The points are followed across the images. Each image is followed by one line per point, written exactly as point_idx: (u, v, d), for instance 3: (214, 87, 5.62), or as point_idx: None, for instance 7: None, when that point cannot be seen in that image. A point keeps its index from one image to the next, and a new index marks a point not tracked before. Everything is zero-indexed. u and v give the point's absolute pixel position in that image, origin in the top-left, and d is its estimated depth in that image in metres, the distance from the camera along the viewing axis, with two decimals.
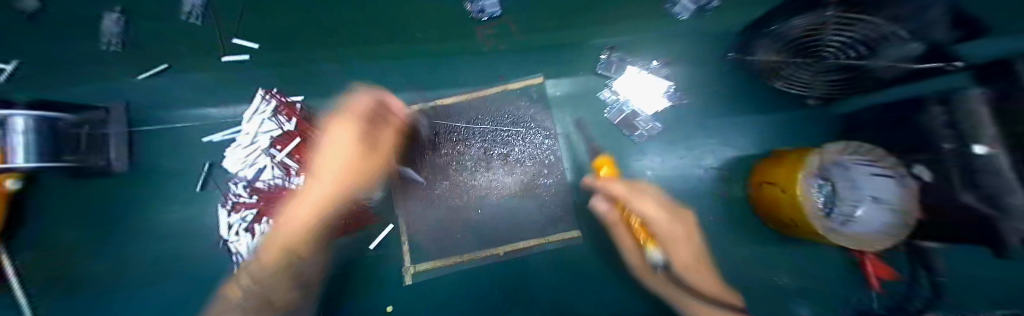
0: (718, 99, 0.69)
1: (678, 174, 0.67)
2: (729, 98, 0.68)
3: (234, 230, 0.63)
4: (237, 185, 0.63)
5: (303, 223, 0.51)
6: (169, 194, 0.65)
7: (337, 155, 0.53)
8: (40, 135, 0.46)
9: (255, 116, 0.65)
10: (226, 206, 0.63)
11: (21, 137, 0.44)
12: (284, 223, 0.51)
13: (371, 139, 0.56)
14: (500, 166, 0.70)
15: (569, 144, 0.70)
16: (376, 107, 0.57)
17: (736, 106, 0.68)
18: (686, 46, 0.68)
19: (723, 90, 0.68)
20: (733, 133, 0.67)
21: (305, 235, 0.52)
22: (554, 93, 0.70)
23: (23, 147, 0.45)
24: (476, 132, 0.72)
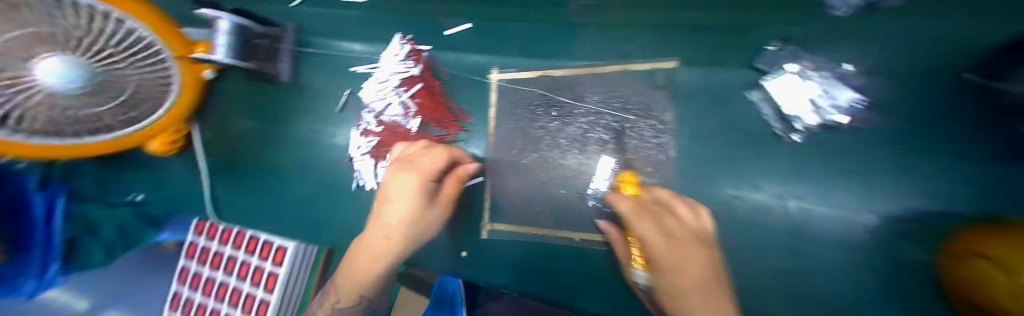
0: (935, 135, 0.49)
1: (829, 214, 0.54)
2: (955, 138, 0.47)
3: (361, 151, 0.73)
4: (367, 113, 0.73)
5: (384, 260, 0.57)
6: (314, 107, 0.80)
7: (400, 209, 0.59)
8: (234, 37, 0.63)
9: (389, 57, 0.70)
10: (358, 129, 0.74)
11: (223, 36, 0.62)
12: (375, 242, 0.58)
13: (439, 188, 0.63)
14: (597, 153, 0.64)
15: (689, 146, 0.59)
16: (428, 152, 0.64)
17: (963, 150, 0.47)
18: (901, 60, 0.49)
19: (942, 127, 0.48)
20: (938, 181, 0.49)
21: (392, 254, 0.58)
22: (686, 83, 0.60)
23: (222, 42, 0.62)
24: (580, 111, 0.66)
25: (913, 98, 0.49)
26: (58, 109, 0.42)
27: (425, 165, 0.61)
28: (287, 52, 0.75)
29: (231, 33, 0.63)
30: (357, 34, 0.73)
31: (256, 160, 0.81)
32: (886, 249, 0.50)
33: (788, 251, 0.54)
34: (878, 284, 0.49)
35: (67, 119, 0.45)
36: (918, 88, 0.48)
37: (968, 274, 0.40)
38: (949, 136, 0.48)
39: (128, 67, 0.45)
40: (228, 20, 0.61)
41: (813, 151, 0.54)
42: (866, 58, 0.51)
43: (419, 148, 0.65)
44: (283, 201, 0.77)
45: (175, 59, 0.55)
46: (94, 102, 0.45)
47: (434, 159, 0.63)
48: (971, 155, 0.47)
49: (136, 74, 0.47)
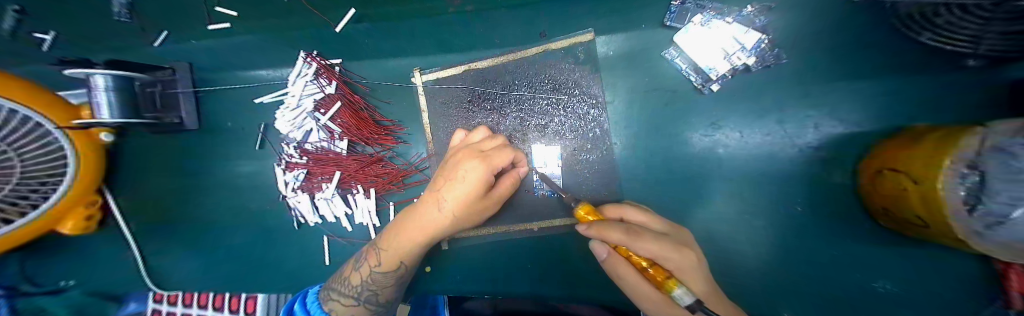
0: (830, 62, 0.51)
1: (756, 155, 0.55)
2: (843, 62, 0.50)
3: (290, 187, 0.68)
4: (289, 145, 0.67)
5: (425, 241, 0.48)
6: (234, 148, 0.73)
7: (461, 191, 0.44)
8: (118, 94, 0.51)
9: (298, 79, 0.64)
10: (282, 165, 0.68)
11: (104, 93, 0.49)
12: (414, 221, 0.47)
13: (489, 180, 0.44)
14: (536, 140, 0.62)
15: (619, 115, 0.60)
16: (500, 148, 0.48)
17: (855, 72, 0.50)
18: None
19: (832, 52, 0.50)
20: (841, 104, 0.51)
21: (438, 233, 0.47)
22: (604, 53, 0.60)
23: (105, 104, 0.50)
24: (513, 99, 0.63)
25: (805, 30, 0.51)
26: None
27: (497, 159, 0.45)
28: (186, 94, 0.66)
29: (114, 88, 0.51)
30: (261, 61, 0.67)
31: (187, 220, 0.74)
32: (802, 178, 0.54)
33: (724, 197, 0.57)
34: (793, 208, 0.54)
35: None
36: (812, 16, 0.50)
37: (874, 192, 0.42)
38: (837, 61, 0.50)
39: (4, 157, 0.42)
40: (106, 76, 0.49)
41: (735, 95, 0.55)
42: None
43: (489, 139, 0.52)
44: (231, 253, 0.74)
45: (61, 130, 0.47)
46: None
47: (508, 154, 0.46)
48: (859, 75, 0.50)
49: (10, 163, 0.43)
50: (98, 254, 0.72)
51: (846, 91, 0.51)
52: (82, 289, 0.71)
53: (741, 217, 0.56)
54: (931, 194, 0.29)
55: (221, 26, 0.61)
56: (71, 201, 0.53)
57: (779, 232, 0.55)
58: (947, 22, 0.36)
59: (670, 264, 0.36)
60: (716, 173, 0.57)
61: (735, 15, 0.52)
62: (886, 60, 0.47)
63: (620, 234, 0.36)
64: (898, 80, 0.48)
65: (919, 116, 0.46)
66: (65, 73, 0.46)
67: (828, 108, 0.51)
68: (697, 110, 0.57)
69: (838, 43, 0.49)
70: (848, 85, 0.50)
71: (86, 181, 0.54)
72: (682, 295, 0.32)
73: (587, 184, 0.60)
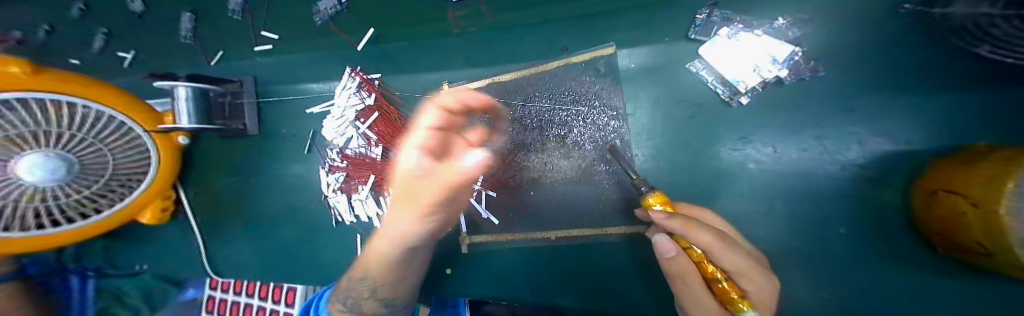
0: (874, 75, 0.48)
1: (790, 170, 0.53)
2: (888, 75, 0.48)
3: (331, 188, 0.75)
4: (331, 150, 0.74)
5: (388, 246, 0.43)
6: (285, 152, 0.82)
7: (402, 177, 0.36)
8: (195, 102, 0.61)
9: (342, 92, 0.71)
10: (325, 168, 0.75)
11: (184, 103, 0.59)
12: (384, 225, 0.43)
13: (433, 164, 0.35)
14: (556, 149, 0.64)
15: (642, 126, 0.60)
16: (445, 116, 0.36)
17: (904, 85, 0.47)
18: (827, 8, 0.49)
19: (876, 66, 0.48)
20: (889, 119, 0.48)
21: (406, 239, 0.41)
22: (626, 66, 0.61)
23: (185, 111, 0.60)
24: (534, 110, 0.66)
25: (845, 42, 0.49)
26: (46, 194, 0.48)
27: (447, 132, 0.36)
28: (249, 105, 0.77)
29: (192, 98, 0.61)
30: (312, 76, 0.76)
31: (243, 214, 0.84)
32: (844, 196, 0.51)
33: (756, 214, 0.54)
34: (835, 228, 0.51)
35: (48, 210, 0.50)
36: (848, 26, 0.48)
37: (926, 214, 0.39)
38: (880, 74, 0.48)
39: (107, 155, 0.52)
40: (188, 87, 0.59)
41: (765, 108, 0.53)
42: (795, 10, 0.50)
43: (430, 134, 0.35)
44: (277, 246, 0.82)
45: (147, 133, 0.56)
46: (70, 188, 0.50)
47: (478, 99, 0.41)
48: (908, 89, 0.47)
49: (111, 159, 0.52)
50: (170, 242, 0.83)
51: (892, 105, 0.48)
52: (154, 271, 0.82)
53: (774, 236, 0.53)
54: (992, 219, 0.27)
55: (265, 47, 0.73)
56: (155, 192, 0.64)
57: (821, 255, 0.51)
58: (997, 33, 0.33)
59: (745, 280, 0.33)
60: (745, 188, 0.55)
61: (766, 27, 0.52)
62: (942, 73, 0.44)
63: (712, 236, 0.32)
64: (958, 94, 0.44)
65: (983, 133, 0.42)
66: (154, 83, 0.56)
67: (872, 124, 0.49)
68: (725, 124, 0.55)
69: (879, 57, 0.47)
70: (894, 99, 0.48)
71: (168, 178, 0.64)
72: None
73: (607, 194, 0.61)
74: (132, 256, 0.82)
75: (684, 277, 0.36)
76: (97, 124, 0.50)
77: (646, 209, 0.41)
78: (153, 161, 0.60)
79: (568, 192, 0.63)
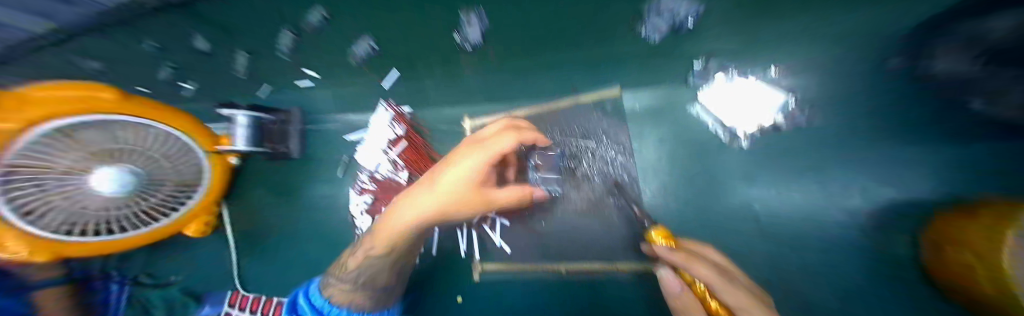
0: (884, 120, 0.49)
1: (800, 212, 0.54)
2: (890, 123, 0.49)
3: (360, 209, 0.81)
4: (362, 173, 0.83)
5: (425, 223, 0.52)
6: (320, 173, 0.91)
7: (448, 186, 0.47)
8: (250, 128, 0.73)
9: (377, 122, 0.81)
10: (354, 189, 0.83)
11: (240, 128, 0.70)
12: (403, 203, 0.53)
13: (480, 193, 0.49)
14: (566, 180, 0.68)
15: (649, 161, 0.64)
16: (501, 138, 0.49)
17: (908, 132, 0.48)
18: (817, 61, 0.54)
19: (879, 113, 0.50)
20: (896, 164, 0.49)
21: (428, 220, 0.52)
22: (632, 107, 0.66)
23: (241, 134, 0.71)
24: (547, 143, 0.71)
25: (840, 90, 0.52)
26: (111, 204, 0.57)
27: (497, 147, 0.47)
28: (295, 132, 0.88)
29: (246, 124, 0.72)
30: (353, 108, 0.87)
31: (275, 229, 0.92)
32: (861, 240, 0.50)
33: (769, 255, 0.54)
34: (857, 274, 0.49)
35: (112, 219, 0.59)
36: (840, 78, 0.52)
37: (938, 264, 0.39)
38: (882, 121, 0.50)
39: (168, 173, 0.61)
40: (244, 115, 0.71)
41: (769, 149, 0.56)
42: (788, 61, 0.55)
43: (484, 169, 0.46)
44: (303, 262, 0.88)
45: (206, 152, 0.67)
46: (131, 200, 0.58)
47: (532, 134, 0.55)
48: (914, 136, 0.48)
49: (172, 176, 0.62)
50: (210, 251, 0.91)
51: (901, 151, 0.49)
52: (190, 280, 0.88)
53: (790, 279, 0.52)
54: (1000, 274, 0.27)
55: (305, 83, 0.87)
56: (205, 207, 0.73)
57: (847, 304, 0.49)
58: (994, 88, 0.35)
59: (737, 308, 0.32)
60: (756, 228, 0.56)
61: (759, 77, 0.57)
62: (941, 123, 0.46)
63: (706, 269, 0.34)
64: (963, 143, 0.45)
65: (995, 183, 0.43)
66: (220, 112, 0.68)
67: (878, 168, 0.50)
68: (730, 164, 0.58)
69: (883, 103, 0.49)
70: (900, 145, 0.49)
71: (216, 195, 0.74)
72: None
73: (618, 229, 0.62)
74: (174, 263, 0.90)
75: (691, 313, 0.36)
76: (167, 145, 0.61)
77: (650, 241, 0.44)
78: (205, 178, 0.70)
79: (580, 222, 0.66)
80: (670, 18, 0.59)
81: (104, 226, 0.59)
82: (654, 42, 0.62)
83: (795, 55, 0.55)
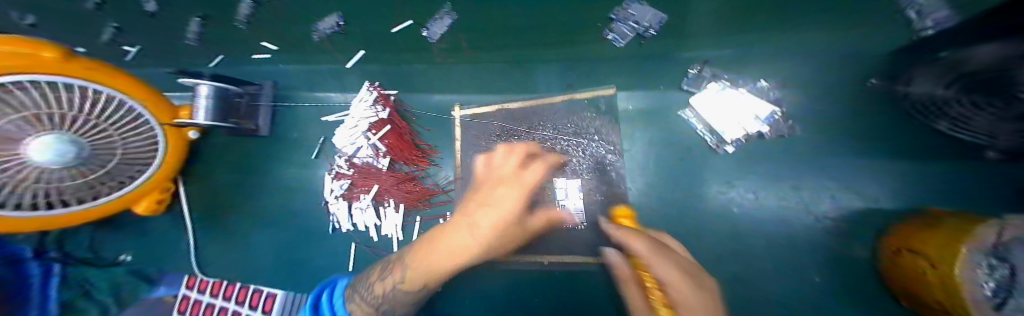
0: (838, 137, 0.55)
1: (776, 217, 0.57)
2: (848, 140, 0.55)
3: (334, 194, 0.76)
4: (339, 157, 0.77)
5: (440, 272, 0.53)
6: (292, 155, 0.83)
7: (473, 227, 0.48)
8: (214, 100, 0.63)
9: (358, 103, 0.75)
10: (330, 174, 0.77)
11: (204, 100, 0.61)
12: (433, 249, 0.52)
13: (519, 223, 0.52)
14: (558, 175, 0.68)
15: (638, 162, 0.65)
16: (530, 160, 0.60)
17: (863, 149, 0.54)
18: (796, 77, 0.57)
19: (839, 130, 0.55)
20: (858, 177, 0.54)
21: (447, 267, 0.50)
22: (625, 107, 0.66)
23: (203, 107, 0.61)
24: (540, 137, 0.70)
25: (812, 107, 0.56)
26: (52, 175, 0.47)
27: (528, 175, 0.54)
28: (264, 108, 0.80)
29: (211, 96, 0.63)
30: (334, 86, 0.80)
31: (239, 212, 0.84)
32: (827, 247, 0.53)
33: (743, 257, 0.57)
34: (819, 277, 0.53)
35: (63, 188, 0.50)
36: (814, 96, 0.57)
37: (896, 270, 0.42)
38: (842, 138, 0.55)
39: (117, 144, 0.51)
40: (209, 85, 0.61)
41: (750, 157, 0.58)
42: (774, 74, 0.58)
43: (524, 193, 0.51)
44: (268, 248, 0.81)
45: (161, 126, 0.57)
46: (83, 171, 0.50)
47: (538, 172, 0.55)
48: (865, 152, 0.54)
49: (121, 150, 0.52)
50: (161, 233, 0.81)
51: (858, 166, 0.54)
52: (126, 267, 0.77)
53: (760, 280, 0.55)
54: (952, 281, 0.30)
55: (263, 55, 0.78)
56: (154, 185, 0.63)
57: (806, 303, 0.53)
58: (959, 114, 0.41)
59: (656, 266, 0.30)
60: (737, 229, 0.58)
61: (750, 87, 0.58)
62: (891, 143, 0.52)
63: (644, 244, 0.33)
64: (905, 162, 0.51)
65: (925, 199, 0.49)
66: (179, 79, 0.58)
67: (840, 180, 0.54)
68: (714, 168, 0.60)
69: (838, 123, 0.55)
70: (859, 161, 0.54)
71: (171, 170, 0.65)
72: None
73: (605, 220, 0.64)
74: (110, 246, 0.79)
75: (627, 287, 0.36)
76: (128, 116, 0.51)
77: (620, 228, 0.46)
78: (159, 152, 0.60)
79: (571, 218, 0.65)
80: (633, 25, 0.62)
81: (52, 197, 0.50)
82: (620, 46, 0.65)
83: (779, 69, 0.58)
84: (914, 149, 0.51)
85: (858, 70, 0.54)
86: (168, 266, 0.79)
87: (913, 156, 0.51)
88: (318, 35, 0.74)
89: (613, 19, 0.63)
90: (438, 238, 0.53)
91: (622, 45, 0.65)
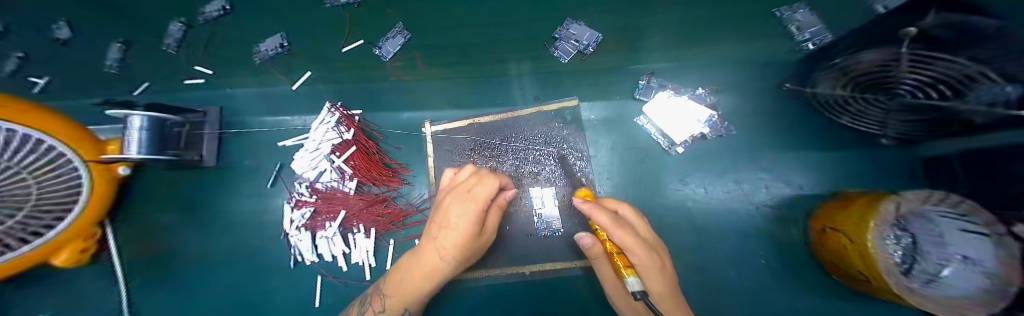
0: (764, 134, 0.64)
1: (725, 208, 0.63)
2: (772, 135, 0.64)
3: (296, 225, 0.71)
4: (300, 184, 0.73)
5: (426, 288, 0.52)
6: (252, 185, 0.79)
7: (450, 237, 0.50)
8: (150, 132, 0.57)
9: (320, 126, 0.72)
10: (290, 202, 0.73)
11: (138, 132, 0.55)
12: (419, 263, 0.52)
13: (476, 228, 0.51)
14: (529, 185, 0.70)
15: (602, 167, 0.69)
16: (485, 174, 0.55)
17: (784, 142, 0.63)
18: (727, 83, 0.65)
19: (764, 128, 0.64)
20: (783, 167, 0.62)
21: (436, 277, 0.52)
22: (588, 117, 0.71)
23: (136, 140, 0.55)
24: (511, 150, 0.73)
25: (742, 109, 0.65)
26: None
27: (482, 192, 0.50)
28: (210, 135, 0.74)
29: (147, 127, 0.57)
30: (293, 109, 0.77)
31: (194, 251, 0.76)
32: (766, 229, 0.61)
33: (705, 249, 0.62)
34: (764, 259, 0.59)
35: None
36: (743, 99, 0.65)
37: (827, 246, 0.48)
38: (768, 134, 0.64)
39: (31, 187, 0.40)
40: (143, 115, 0.55)
41: (701, 155, 0.65)
42: (709, 82, 0.66)
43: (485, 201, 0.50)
44: (223, 290, 0.73)
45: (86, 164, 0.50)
46: None
47: (489, 184, 0.51)
48: (785, 145, 0.63)
49: (35, 191, 0.41)
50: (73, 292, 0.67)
51: (781, 158, 0.63)
52: None
53: (721, 268, 0.60)
54: None
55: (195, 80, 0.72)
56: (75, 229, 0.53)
57: (759, 284, 0.58)
58: (858, 111, 0.52)
59: (633, 255, 0.43)
60: (698, 222, 0.63)
61: (690, 94, 0.65)
62: (803, 135, 0.62)
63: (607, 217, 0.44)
64: (814, 151, 0.61)
65: (831, 181, 0.59)
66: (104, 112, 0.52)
67: (771, 171, 0.62)
68: (670, 168, 0.65)
69: (763, 122, 0.64)
70: (782, 153, 0.63)
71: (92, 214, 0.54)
72: (633, 282, 0.40)
73: (580, 225, 0.67)
74: None
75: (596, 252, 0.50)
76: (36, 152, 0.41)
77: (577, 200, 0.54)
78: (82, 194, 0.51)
79: (545, 225, 0.68)
80: (575, 44, 0.66)
81: None
82: (565, 62, 0.68)
83: (712, 77, 0.66)
84: (817, 141, 0.62)
85: (772, 76, 0.64)
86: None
87: (818, 145, 0.61)
88: (260, 57, 0.72)
89: (557, 38, 0.66)
90: (417, 253, 0.53)
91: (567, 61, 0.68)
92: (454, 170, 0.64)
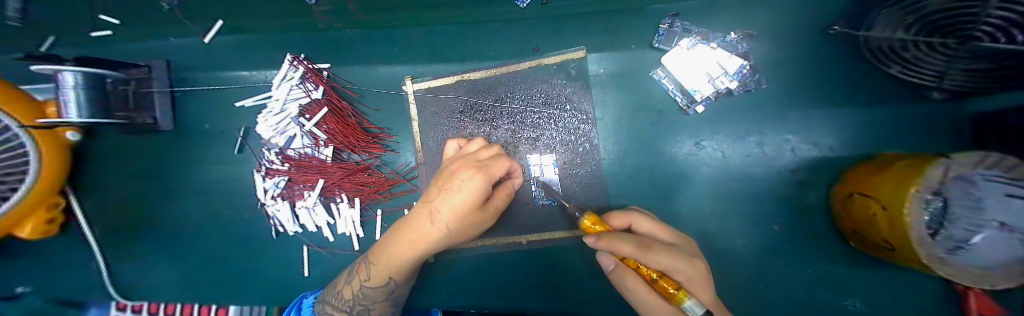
0: (792, 91, 0.56)
1: (733, 173, 0.59)
2: (803, 91, 0.56)
3: (271, 194, 0.65)
4: (270, 150, 0.65)
5: (412, 257, 0.45)
6: (217, 152, 0.70)
7: (455, 204, 0.39)
8: (90, 90, 0.47)
9: (283, 82, 0.62)
10: (260, 171, 0.66)
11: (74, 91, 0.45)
12: (409, 237, 0.44)
13: (484, 206, 0.43)
14: (527, 150, 0.63)
15: (608, 130, 0.63)
16: (501, 156, 0.46)
17: (815, 99, 0.56)
18: (763, 28, 0.55)
19: (795, 83, 0.56)
20: (810, 127, 0.56)
21: (427, 250, 0.44)
22: (596, 71, 0.62)
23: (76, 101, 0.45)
24: (506, 112, 0.64)
25: (773, 60, 0.56)
26: None
27: (495, 169, 0.41)
28: (161, 94, 0.62)
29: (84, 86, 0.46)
30: (251, 62, 0.66)
31: (163, 225, 0.69)
32: (774, 195, 0.58)
33: (711, 213, 0.60)
34: (768, 223, 0.58)
35: None
36: (779, 48, 0.55)
37: (846, 212, 0.45)
38: (797, 91, 0.56)
39: None
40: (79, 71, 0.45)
41: (720, 114, 0.58)
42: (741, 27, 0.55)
43: (499, 171, 0.42)
44: (203, 263, 0.70)
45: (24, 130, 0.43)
46: None
47: (503, 163, 0.43)
48: (815, 103, 0.56)
49: None
50: (56, 259, 0.63)
51: (809, 118, 0.56)
52: None
53: (722, 232, 0.59)
54: (897, 219, 0.30)
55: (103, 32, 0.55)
56: (34, 203, 0.48)
57: (757, 248, 0.58)
58: (915, 57, 0.41)
59: (679, 275, 0.32)
60: (703, 186, 0.60)
61: (719, 40, 0.55)
62: (841, 91, 0.54)
63: (632, 246, 0.32)
64: (853, 110, 0.54)
65: (864, 143, 0.53)
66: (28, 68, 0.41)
67: (793, 132, 0.57)
68: (683, 128, 0.60)
69: (795, 76, 0.56)
70: (812, 113, 0.56)
71: (48, 185, 0.49)
72: (692, 306, 0.30)
73: (582, 193, 0.62)
74: None
75: (629, 288, 0.35)
76: None
77: (583, 231, 0.40)
78: (33, 163, 0.46)
79: (544, 194, 0.62)
80: None
81: None
82: (523, 7, 0.52)
83: (747, 20, 0.55)
84: (864, 98, 0.53)
85: None
86: (89, 295, 0.64)
87: (857, 103, 0.53)
88: (169, 1, 0.52)
89: None
90: (405, 225, 0.45)
91: (525, 7, 0.53)
92: (460, 142, 0.56)
